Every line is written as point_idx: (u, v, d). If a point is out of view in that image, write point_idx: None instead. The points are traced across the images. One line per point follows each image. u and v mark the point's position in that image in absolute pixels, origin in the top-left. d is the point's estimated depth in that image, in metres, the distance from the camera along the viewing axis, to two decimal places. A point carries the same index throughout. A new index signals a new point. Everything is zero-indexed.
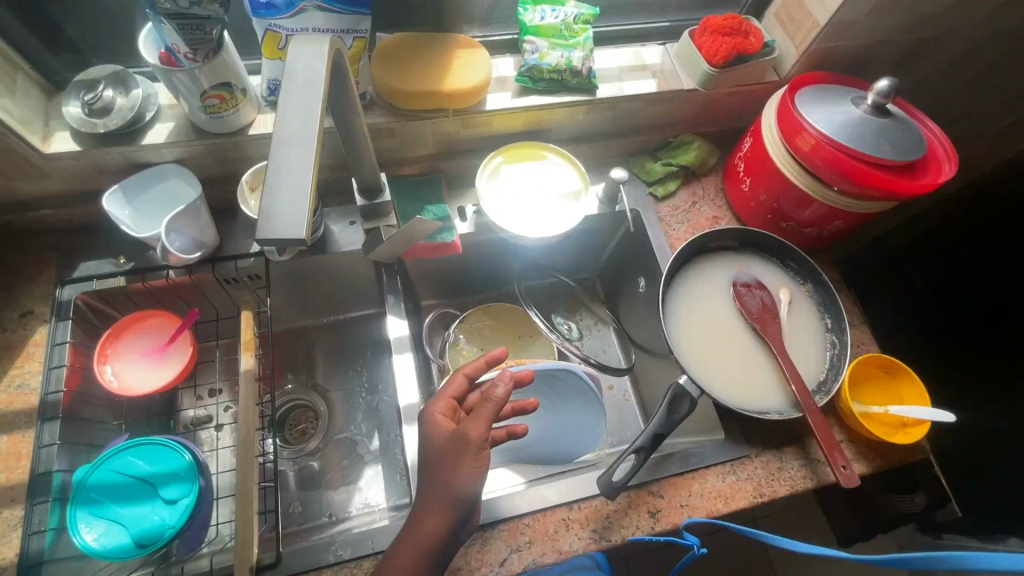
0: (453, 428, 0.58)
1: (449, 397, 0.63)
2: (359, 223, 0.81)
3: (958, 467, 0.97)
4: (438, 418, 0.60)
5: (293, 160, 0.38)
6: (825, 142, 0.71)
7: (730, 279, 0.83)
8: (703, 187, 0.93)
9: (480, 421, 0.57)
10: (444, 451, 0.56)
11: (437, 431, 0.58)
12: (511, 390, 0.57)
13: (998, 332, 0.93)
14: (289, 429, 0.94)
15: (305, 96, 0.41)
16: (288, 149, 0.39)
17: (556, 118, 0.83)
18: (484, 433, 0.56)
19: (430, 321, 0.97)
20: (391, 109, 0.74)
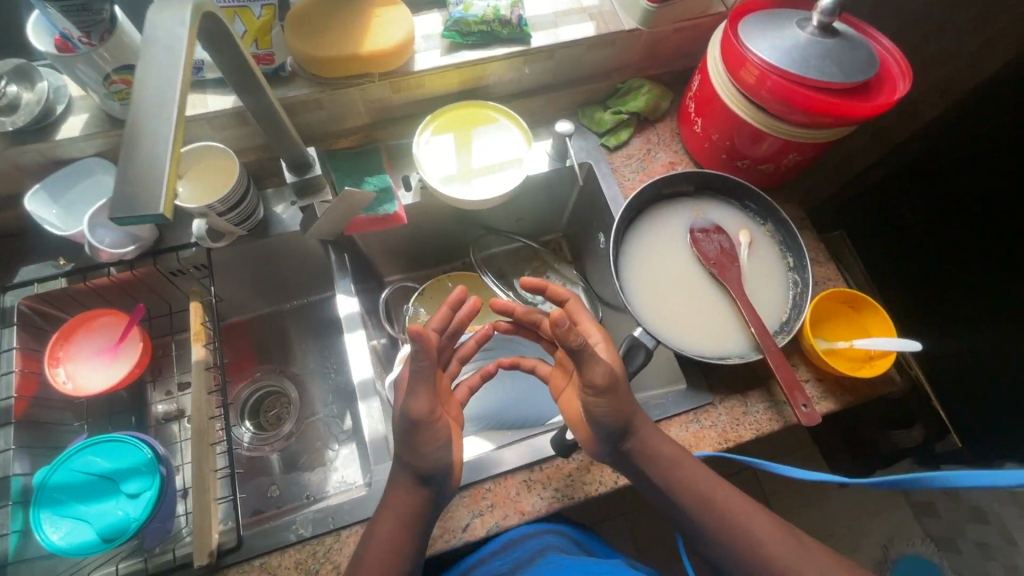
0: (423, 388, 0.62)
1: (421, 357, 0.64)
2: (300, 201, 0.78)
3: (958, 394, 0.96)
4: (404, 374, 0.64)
5: (152, 131, 0.36)
6: (770, 72, 0.67)
7: (687, 225, 0.81)
8: (658, 133, 0.89)
9: (422, 397, 0.55)
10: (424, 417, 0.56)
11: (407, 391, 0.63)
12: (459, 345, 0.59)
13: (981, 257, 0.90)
14: (263, 415, 0.95)
15: (164, 62, 0.38)
16: (148, 120, 0.36)
17: (493, 73, 0.80)
18: (428, 407, 0.55)
19: (390, 295, 0.95)
20: (313, 79, 0.70)
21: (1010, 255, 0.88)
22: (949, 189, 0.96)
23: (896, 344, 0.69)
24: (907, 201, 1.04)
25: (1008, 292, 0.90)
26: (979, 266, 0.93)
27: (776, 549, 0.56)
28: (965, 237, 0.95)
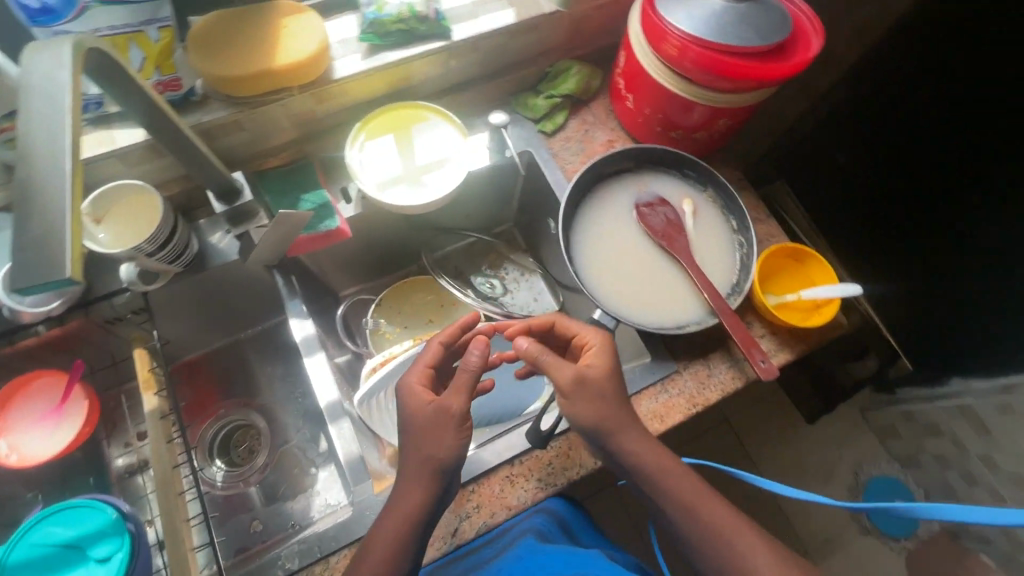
0: (431, 399, 0.59)
1: (426, 366, 0.64)
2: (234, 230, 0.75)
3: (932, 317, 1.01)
4: (419, 390, 0.60)
5: (49, 187, 0.34)
6: (690, 43, 0.68)
7: (633, 202, 0.81)
8: (593, 113, 0.89)
9: (460, 392, 0.58)
10: (426, 422, 0.58)
11: (415, 401, 0.59)
12: (486, 356, 0.59)
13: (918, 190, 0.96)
14: (233, 451, 0.91)
15: (49, 110, 0.35)
16: (42, 176, 0.34)
17: (418, 72, 0.77)
18: (465, 405, 0.58)
19: (346, 311, 0.92)
20: (228, 99, 0.67)
21: (931, 199, 0.94)
22: (872, 140, 1.01)
23: (838, 291, 0.73)
24: (837, 150, 1.09)
25: (929, 235, 0.97)
26: (911, 201, 0.98)
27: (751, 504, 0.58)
28: (890, 184, 1.01)
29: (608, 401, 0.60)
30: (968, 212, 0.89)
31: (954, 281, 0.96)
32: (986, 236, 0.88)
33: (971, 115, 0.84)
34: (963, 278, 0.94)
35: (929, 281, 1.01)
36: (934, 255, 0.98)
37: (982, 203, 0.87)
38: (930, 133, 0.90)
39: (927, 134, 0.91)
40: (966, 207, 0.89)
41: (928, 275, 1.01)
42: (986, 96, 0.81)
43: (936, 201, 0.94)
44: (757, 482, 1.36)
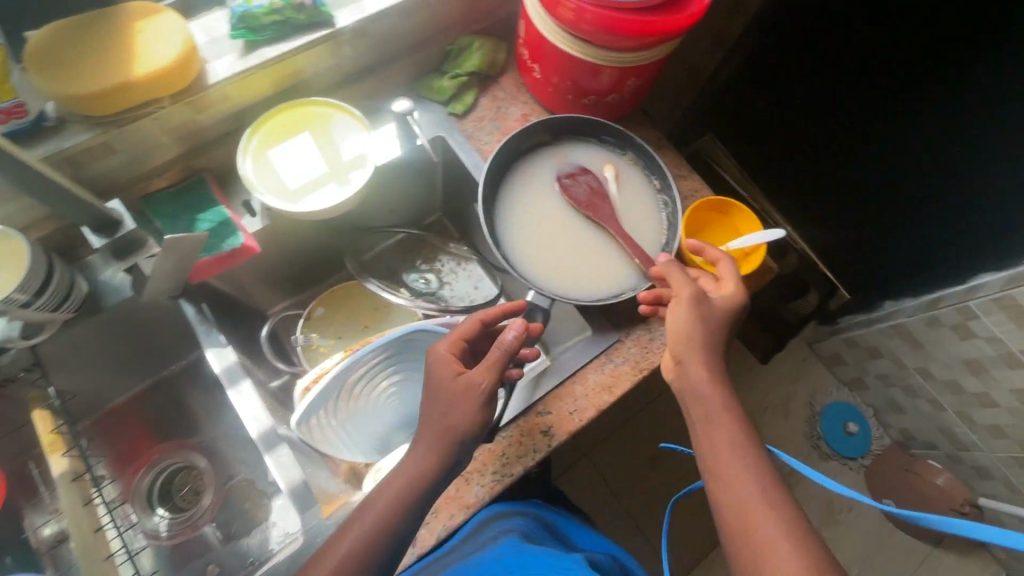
0: (460, 375, 0.61)
1: (459, 338, 0.65)
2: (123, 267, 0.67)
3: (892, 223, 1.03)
4: (448, 360, 0.63)
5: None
6: (585, 4, 0.65)
7: (555, 174, 0.80)
8: (503, 87, 0.85)
9: (487, 368, 0.61)
10: (454, 394, 0.61)
11: (443, 372, 0.62)
12: (520, 339, 0.61)
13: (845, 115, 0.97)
14: (175, 498, 0.85)
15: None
16: None
17: (306, 65, 0.72)
18: (492, 382, 0.61)
19: (274, 330, 0.86)
20: (88, 121, 0.60)
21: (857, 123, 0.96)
22: (788, 81, 1.02)
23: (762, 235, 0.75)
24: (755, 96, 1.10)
25: (864, 155, 0.99)
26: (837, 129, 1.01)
27: (747, 431, 0.58)
28: (810, 130, 1.06)
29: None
30: (891, 139, 0.93)
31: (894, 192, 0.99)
32: (902, 170, 0.95)
33: (876, 53, 0.86)
34: (888, 208, 1.02)
35: (857, 215, 1.09)
36: (858, 192, 1.05)
37: (901, 130, 0.90)
38: (842, 81, 0.94)
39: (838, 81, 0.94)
40: (888, 133, 0.92)
41: (857, 211, 1.08)
42: (887, 41, 0.84)
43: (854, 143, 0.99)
44: None
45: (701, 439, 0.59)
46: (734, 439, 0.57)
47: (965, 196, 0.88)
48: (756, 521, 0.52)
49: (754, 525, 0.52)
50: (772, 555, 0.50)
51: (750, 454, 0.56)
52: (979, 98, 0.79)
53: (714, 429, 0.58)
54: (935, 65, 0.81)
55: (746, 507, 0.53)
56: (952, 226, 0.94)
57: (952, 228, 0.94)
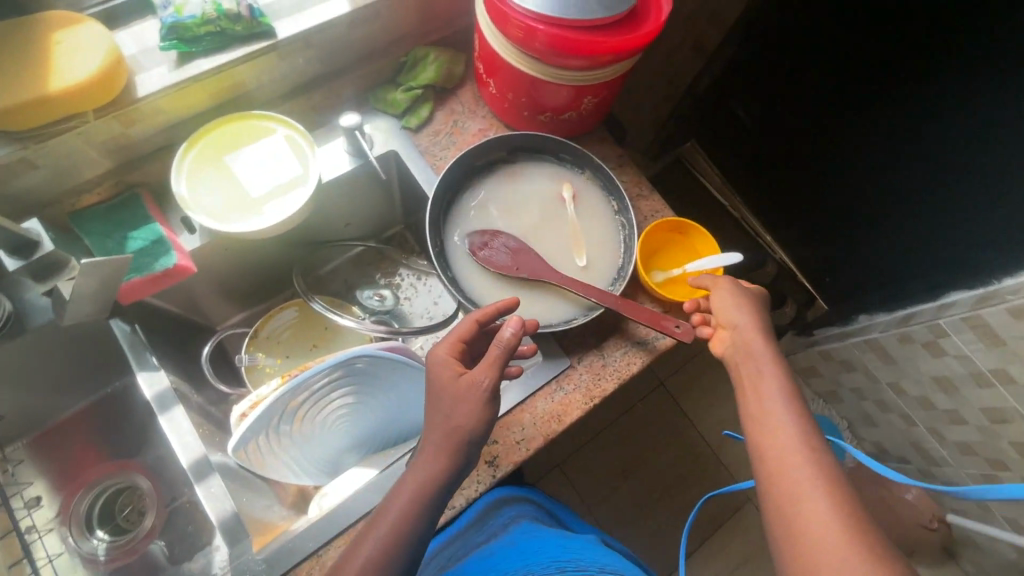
0: (461, 376, 0.59)
1: (456, 339, 0.63)
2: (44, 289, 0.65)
3: (865, 241, 1.00)
4: (445, 359, 0.60)
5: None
6: (535, 23, 0.63)
7: (464, 249, 0.74)
8: (460, 100, 0.83)
9: (489, 366, 0.59)
10: (457, 393, 0.58)
11: (444, 375, 0.59)
12: (520, 335, 0.59)
13: (820, 124, 0.95)
14: (114, 520, 0.82)
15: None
16: None
17: (248, 77, 0.69)
18: (494, 379, 0.59)
19: (221, 348, 0.84)
20: (6, 136, 0.57)
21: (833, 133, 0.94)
22: (766, 88, 1.01)
23: (718, 261, 0.74)
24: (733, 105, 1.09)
25: (840, 164, 0.97)
26: (813, 139, 0.99)
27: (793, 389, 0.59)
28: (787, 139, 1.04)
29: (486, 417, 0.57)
30: (865, 149, 0.91)
31: (866, 205, 0.96)
32: (870, 177, 0.92)
33: (855, 58, 0.84)
34: (862, 222, 0.98)
35: (831, 224, 1.06)
36: (830, 200, 1.02)
37: (873, 139, 0.88)
38: (810, 85, 0.93)
39: (808, 87, 0.93)
40: (863, 143, 0.90)
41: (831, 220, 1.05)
42: (862, 47, 0.82)
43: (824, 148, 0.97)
44: (694, 442, 1.38)
45: (750, 398, 0.60)
46: (786, 397, 0.58)
47: (927, 197, 0.85)
48: (791, 467, 0.52)
49: (788, 471, 0.52)
50: (805, 501, 0.50)
51: (797, 408, 0.57)
52: (941, 113, 0.77)
53: (762, 382, 0.60)
54: (891, 66, 0.80)
55: (784, 454, 0.54)
56: (913, 235, 0.90)
57: (914, 237, 0.90)
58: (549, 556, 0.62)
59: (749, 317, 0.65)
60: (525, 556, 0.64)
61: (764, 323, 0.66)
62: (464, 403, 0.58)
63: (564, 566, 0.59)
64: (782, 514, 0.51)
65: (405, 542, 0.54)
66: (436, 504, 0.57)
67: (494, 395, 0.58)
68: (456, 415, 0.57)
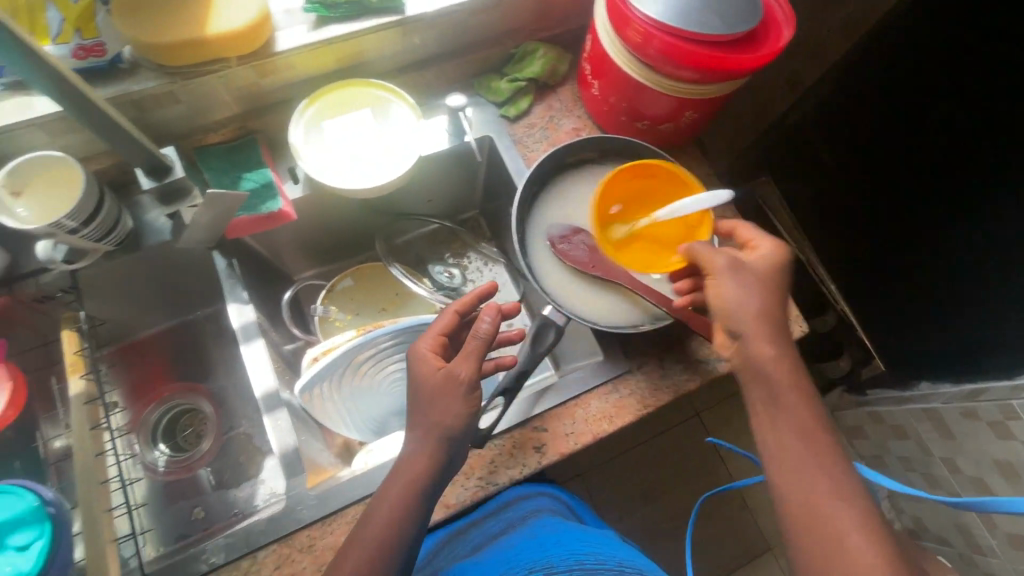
0: (441, 366, 0.59)
1: (438, 333, 0.63)
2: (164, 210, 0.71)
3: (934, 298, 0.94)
4: (428, 355, 0.60)
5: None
6: (654, 29, 0.64)
7: (546, 241, 0.75)
8: (559, 99, 0.85)
9: (468, 358, 0.59)
10: (435, 387, 0.59)
11: (426, 370, 0.59)
12: (498, 324, 0.59)
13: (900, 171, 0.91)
14: (175, 437, 0.88)
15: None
16: None
17: (372, 46, 0.73)
18: (475, 370, 0.59)
19: (299, 296, 0.89)
20: (158, 69, 0.63)
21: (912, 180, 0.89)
22: (846, 122, 0.97)
23: (704, 199, 0.66)
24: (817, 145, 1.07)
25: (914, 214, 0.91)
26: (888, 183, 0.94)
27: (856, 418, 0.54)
28: (861, 178, 0.99)
29: (463, 413, 0.57)
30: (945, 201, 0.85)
31: (940, 261, 0.90)
32: (931, 210, 0.88)
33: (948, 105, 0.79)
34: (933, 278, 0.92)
35: (888, 280, 1.03)
36: (889, 246, 1.00)
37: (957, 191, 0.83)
38: (875, 120, 0.92)
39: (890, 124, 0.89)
40: (945, 194, 0.84)
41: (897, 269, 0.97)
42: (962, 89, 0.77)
43: (888, 184, 0.94)
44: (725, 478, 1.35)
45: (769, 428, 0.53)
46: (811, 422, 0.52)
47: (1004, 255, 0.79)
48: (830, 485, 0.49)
49: (819, 503, 0.48)
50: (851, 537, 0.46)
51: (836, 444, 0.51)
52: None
53: (777, 407, 0.53)
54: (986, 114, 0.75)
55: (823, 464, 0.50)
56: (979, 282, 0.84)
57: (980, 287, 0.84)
58: (572, 549, 0.60)
59: (754, 308, 0.56)
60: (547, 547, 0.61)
61: (772, 306, 0.57)
62: (454, 398, 0.58)
63: (585, 560, 0.57)
64: (815, 549, 0.47)
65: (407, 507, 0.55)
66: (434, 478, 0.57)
67: (469, 389, 0.58)
68: (439, 413, 0.57)
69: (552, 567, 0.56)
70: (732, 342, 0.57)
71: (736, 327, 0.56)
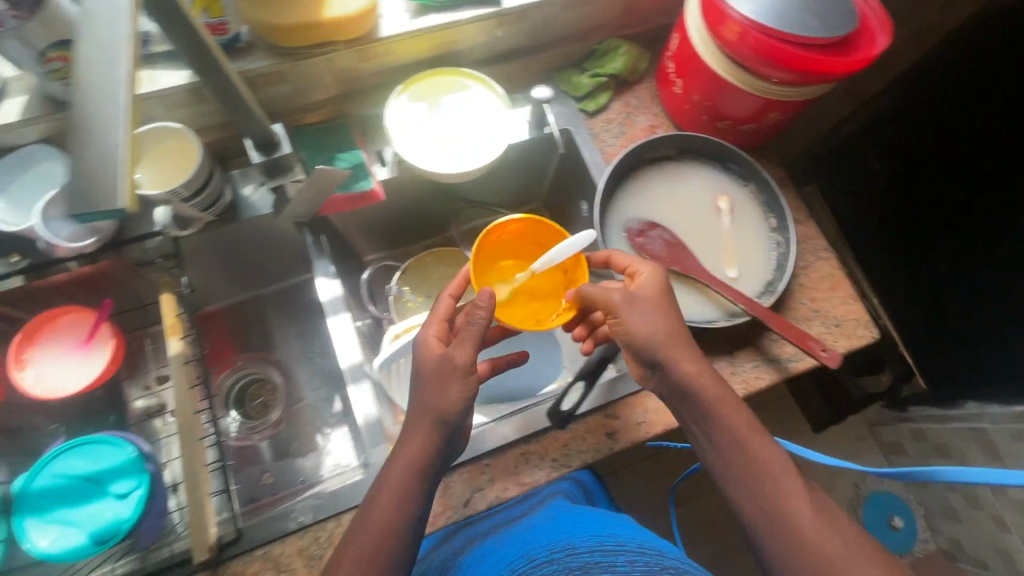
0: (442, 350, 0.60)
1: (441, 318, 0.64)
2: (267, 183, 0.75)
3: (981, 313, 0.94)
4: (432, 341, 0.61)
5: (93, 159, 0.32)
6: (751, 28, 0.65)
7: (624, 234, 0.77)
8: (636, 96, 0.86)
9: (465, 344, 0.59)
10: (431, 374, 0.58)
11: (427, 353, 0.60)
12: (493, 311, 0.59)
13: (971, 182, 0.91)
14: (246, 404, 0.92)
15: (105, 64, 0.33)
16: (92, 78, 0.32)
17: (466, 37, 0.76)
18: (471, 356, 0.58)
19: (371, 276, 0.92)
20: (272, 49, 0.66)
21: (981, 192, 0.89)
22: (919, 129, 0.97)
23: (569, 244, 0.67)
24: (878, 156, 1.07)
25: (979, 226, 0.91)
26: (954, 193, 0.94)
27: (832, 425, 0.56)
28: (924, 188, 0.99)
29: (458, 397, 0.57)
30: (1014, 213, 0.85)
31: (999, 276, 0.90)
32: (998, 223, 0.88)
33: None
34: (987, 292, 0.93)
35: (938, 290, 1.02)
36: (945, 258, 0.99)
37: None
38: (949, 129, 0.92)
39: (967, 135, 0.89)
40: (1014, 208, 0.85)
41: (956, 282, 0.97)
42: None
43: (954, 189, 0.94)
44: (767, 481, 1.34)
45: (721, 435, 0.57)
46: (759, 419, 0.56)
47: None
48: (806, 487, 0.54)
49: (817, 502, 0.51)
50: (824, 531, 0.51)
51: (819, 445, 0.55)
52: None
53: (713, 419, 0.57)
54: None
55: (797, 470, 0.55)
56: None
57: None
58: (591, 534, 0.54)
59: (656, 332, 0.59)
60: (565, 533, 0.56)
61: (673, 326, 0.60)
62: (450, 382, 0.58)
63: (606, 543, 0.52)
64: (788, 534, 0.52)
65: (412, 486, 0.56)
66: (436, 458, 0.57)
67: (466, 373, 0.58)
68: (438, 398, 0.57)
69: (573, 549, 0.51)
70: (655, 372, 0.61)
71: (654, 362, 0.59)
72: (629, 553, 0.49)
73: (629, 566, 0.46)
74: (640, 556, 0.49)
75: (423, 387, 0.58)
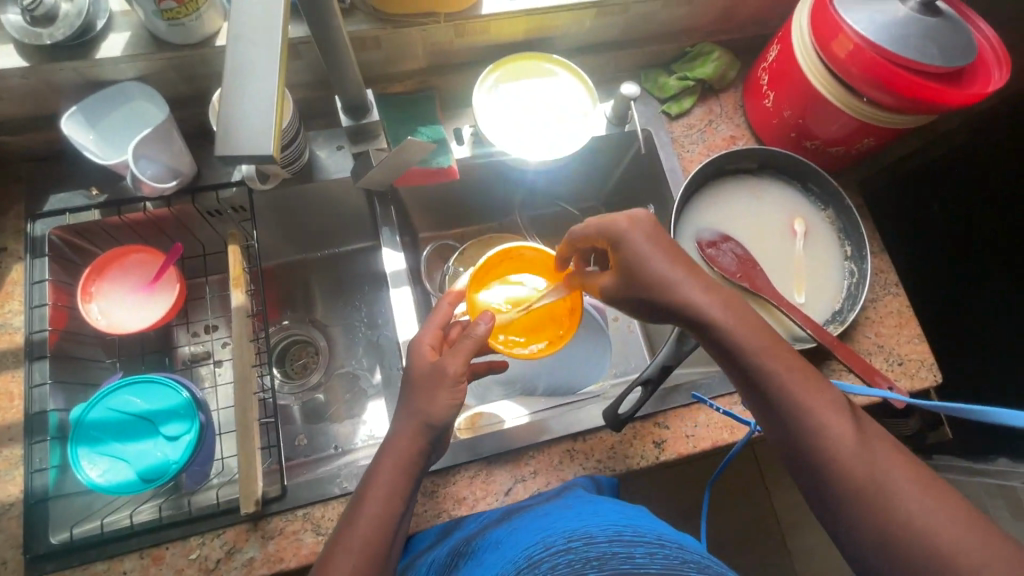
0: (435, 358, 0.57)
1: (437, 328, 0.60)
2: (347, 147, 0.75)
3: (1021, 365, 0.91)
4: (425, 350, 0.57)
5: (253, 93, 0.34)
6: (865, 47, 0.63)
7: (694, 242, 0.76)
8: (721, 104, 0.84)
9: (458, 355, 0.55)
10: (421, 377, 0.56)
11: (419, 358, 0.57)
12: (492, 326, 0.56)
13: None
14: (289, 363, 0.92)
15: (261, 1, 0.35)
16: (251, 17, 0.35)
17: (561, 23, 0.74)
18: (462, 366, 0.55)
19: (428, 254, 0.92)
20: (373, 14, 0.65)
21: None
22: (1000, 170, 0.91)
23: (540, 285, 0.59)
24: None
25: None
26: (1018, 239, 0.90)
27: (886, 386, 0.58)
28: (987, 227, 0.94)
29: (448, 404, 0.54)
30: None
31: None
32: None
33: None
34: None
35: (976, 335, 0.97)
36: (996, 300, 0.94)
37: None
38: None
39: None
40: None
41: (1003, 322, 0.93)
42: None
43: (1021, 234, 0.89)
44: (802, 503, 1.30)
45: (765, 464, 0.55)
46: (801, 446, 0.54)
47: None
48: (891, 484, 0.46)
49: None
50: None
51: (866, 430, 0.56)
52: None
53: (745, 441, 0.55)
54: None
55: (878, 465, 0.46)
56: None
57: None
58: (604, 519, 0.51)
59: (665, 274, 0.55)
60: (576, 516, 0.52)
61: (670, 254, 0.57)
62: (440, 389, 0.55)
63: (623, 530, 0.48)
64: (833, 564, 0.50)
65: (400, 486, 0.53)
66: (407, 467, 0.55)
67: (458, 382, 0.55)
68: (427, 401, 0.54)
69: (591, 537, 0.47)
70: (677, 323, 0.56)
71: (687, 320, 0.55)
72: (649, 544, 0.46)
73: (651, 559, 0.43)
74: (662, 547, 0.46)
75: (414, 390, 0.56)
